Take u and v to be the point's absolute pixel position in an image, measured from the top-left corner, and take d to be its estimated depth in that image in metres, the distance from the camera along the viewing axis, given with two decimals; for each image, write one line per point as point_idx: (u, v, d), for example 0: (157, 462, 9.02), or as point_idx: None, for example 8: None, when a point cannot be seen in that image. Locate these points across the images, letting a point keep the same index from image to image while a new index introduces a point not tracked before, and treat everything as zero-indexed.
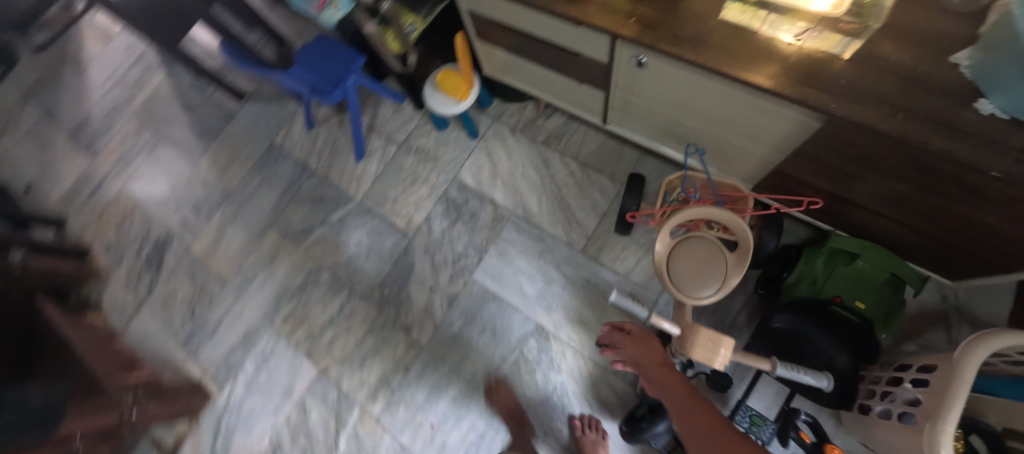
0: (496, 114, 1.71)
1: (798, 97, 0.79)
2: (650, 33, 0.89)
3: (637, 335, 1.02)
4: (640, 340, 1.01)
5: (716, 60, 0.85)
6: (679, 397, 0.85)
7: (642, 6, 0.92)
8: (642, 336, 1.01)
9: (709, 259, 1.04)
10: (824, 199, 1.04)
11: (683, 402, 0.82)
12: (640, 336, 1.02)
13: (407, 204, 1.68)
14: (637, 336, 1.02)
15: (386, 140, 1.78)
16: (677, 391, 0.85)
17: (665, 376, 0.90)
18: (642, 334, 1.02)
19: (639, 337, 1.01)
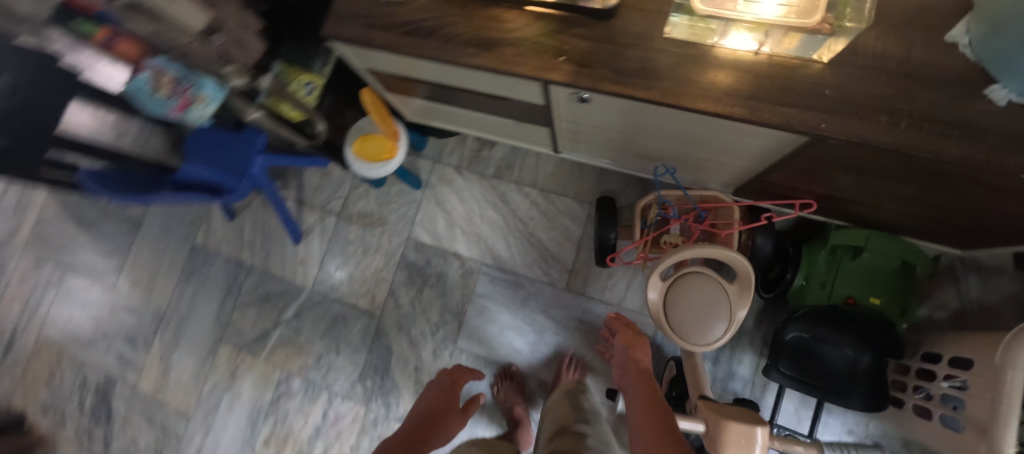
0: (435, 155, 1.52)
1: (781, 121, 0.65)
2: (588, 73, 0.73)
3: (629, 337, 1.08)
4: (632, 341, 1.08)
5: (673, 92, 0.69)
6: (639, 395, 0.85)
7: (571, 39, 0.75)
8: (632, 340, 1.07)
9: (710, 299, 0.92)
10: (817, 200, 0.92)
11: (641, 399, 0.82)
12: (631, 337, 1.08)
13: (365, 280, 1.50)
14: (630, 338, 1.08)
15: (322, 213, 1.58)
16: (639, 392, 0.85)
17: (638, 380, 0.91)
18: (636, 338, 1.09)
19: (630, 339, 1.07)
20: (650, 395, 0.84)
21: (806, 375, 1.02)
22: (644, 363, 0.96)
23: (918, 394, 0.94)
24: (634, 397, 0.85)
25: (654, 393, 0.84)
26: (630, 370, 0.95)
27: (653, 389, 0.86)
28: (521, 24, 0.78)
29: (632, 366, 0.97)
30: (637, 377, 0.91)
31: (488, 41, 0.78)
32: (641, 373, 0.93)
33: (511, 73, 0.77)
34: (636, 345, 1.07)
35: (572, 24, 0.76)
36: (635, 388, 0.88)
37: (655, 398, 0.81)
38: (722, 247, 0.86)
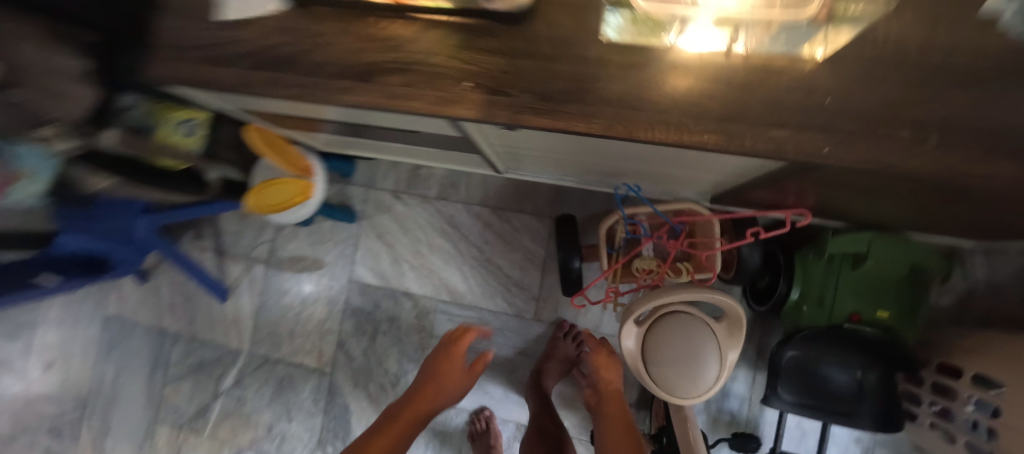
0: (367, 180, 1.30)
1: (770, 150, 0.47)
2: (507, 103, 0.53)
3: (604, 360, 0.94)
4: (605, 362, 0.94)
5: (623, 120, 0.50)
6: (608, 420, 0.87)
7: (478, 56, 0.54)
8: (604, 361, 0.93)
9: (696, 343, 0.77)
10: (810, 210, 0.76)
11: (611, 424, 0.85)
12: (604, 356, 0.95)
13: (309, 334, 1.32)
14: (602, 360, 0.94)
15: (248, 262, 1.36)
16: (608, 414, 0.87)
17: (608, 400, 0.90)
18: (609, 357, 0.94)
19: (604, 362, 0.94)
20: (621, 421, 0.85)
21: (810, 396, 0.90)
22: (614, 381, 0.93)
23: (933, 408, 0.84)
24: (603, 417, 0.88)
25: (624, 415, 0.87)
26: (598, 390, 0.93)
27: (621, 408, 0.88)
28: (410, 40, 0.56)
29: (601, 386, 0.93)
30: (606, 398, 0.91)
31: (366, 69, 0.57)
32: (610, 393, 0.91)
33: (405, 112, 0.56)
34: (604, 368, 0.93)
35: (478, 35, 0.54)
36: (607, 409, 0.88)
37: (626, 427, 0.83)
38: (699, 289, 0.71)
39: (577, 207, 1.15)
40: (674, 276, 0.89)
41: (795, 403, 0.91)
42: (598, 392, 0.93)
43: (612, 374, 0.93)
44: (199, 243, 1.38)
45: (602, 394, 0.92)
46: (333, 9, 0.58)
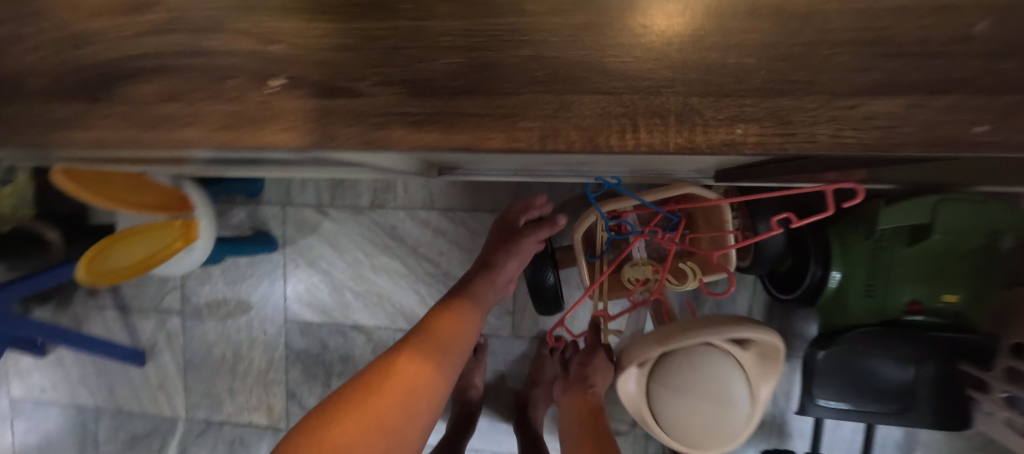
0: (280, 197, 1.03)
1: (863, 143, 0.24)
2: (351, 111, 0.28)
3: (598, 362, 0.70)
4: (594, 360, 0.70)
5: (575, 117, 0.26)
6: (577, 431, 0.66)
7: (282, 26, 0.28)
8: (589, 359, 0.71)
9: (719, 381, 0.56)
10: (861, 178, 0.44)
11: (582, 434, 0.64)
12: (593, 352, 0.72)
13: (251, 387, 1.10)
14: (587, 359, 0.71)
15: (162, 315, 1.12)
16: (581, 423, 0.67)
17: (581, 409, 0.69)
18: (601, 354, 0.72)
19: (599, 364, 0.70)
20: (593, 434, 0.65)
21: (853, 398, 0.73)
22: (600, 385, 0.70)
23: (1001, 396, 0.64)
24: (577, 424, 0.67)
25: (600, 427, 0.66)
26: (575, 391, 0.71)
27: (600, 422, 0.67)
28: (155, 9, 0.29)
29: (579, 389, 0.71)
30: (581, 405, 0.69)
31: (97, 78, 0.31)
32: (585, 399, 0.69)
33: (179, 150, 0.30)
34: (592, 372, 0.69)
35: None
36: (578, 418, 0.68)
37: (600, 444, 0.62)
38: (723, 329, 0.52)
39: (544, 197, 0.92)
40: (677, 283, 0.67)
41: (834, 409, 0.73)
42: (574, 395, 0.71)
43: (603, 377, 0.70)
44: (99, 301, 1.14)
45: (578, 397, 0.70)
46: None
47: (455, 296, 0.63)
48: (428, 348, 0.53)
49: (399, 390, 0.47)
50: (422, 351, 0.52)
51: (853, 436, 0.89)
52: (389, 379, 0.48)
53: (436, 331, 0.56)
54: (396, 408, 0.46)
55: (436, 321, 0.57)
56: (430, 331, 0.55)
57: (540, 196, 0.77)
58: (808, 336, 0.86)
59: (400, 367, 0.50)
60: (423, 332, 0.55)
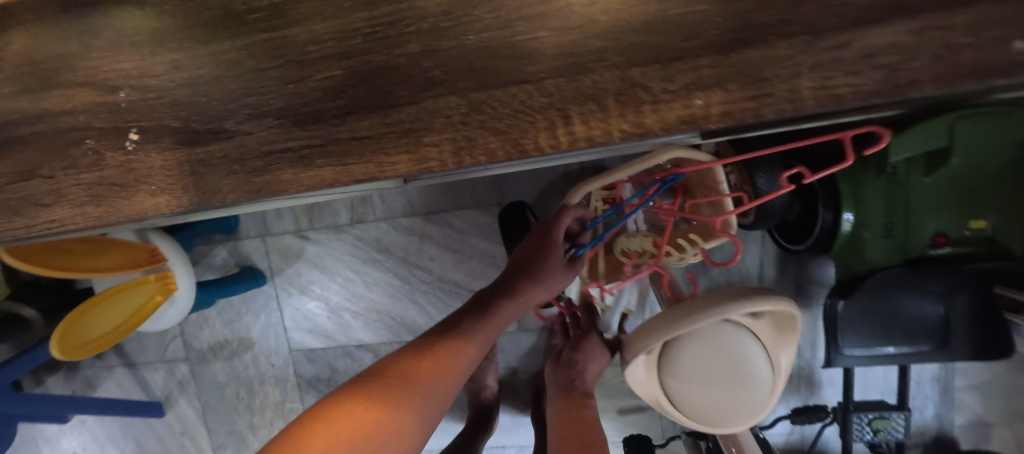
0: (258, 229, 0.99)
1: (860, 91, 0.18)
2: (226, 157, 0.22)
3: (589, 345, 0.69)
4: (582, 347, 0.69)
5: (491, 119, 0.20)
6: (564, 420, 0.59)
7: (123, 67, 0.23)
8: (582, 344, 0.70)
9: (734, 358, 0.52)
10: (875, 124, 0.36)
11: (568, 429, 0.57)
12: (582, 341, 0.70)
13: (269, 420, 1.10)
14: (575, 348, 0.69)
15: (168, 364, 1.11)
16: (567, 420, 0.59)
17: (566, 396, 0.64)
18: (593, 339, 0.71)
19: (592, 347, 0.69)
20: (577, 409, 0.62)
21: (884, 344, 0.67)
22: (589, 373, 0.68)
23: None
24: (566, 419, 0.59)
25: (589, 420, 0.59)
26: (561, 381, 0.67)
27: (590, 417, 0.60)
28: None
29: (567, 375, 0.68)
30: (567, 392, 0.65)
31: None
32: (571, 387, 0.66)
33: (53, 233, 0.26)
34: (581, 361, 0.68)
35: (104, 12, 0.22)
36: (565, 411, 0.61)
37: (585, 435, 0.55)
38: (732, 306, 0.47)
39: (527, 184, 0.87)
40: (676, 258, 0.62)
41: (866, 358, 0.67)
42: (560, 384, 0.68)
43: (591, 366, 0.69)
44: (106, 361, 1.13)
45: (564, 385, 0.67)
46: None
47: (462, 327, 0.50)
48: (400, 383, 0.42)
49: (345, 435, 0.36)
50: (390, 389, 0.41)
51: (887, 376, 0.85)
52: (337, 419, 0.37)
53: (420, 361, 0.44)
54: None
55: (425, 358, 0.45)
56: (411, 363, 0.44)
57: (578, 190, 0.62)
58: (827, 280, 0.82)
59: (345, 414, 0.38)
60: (401, 362, 0.44)
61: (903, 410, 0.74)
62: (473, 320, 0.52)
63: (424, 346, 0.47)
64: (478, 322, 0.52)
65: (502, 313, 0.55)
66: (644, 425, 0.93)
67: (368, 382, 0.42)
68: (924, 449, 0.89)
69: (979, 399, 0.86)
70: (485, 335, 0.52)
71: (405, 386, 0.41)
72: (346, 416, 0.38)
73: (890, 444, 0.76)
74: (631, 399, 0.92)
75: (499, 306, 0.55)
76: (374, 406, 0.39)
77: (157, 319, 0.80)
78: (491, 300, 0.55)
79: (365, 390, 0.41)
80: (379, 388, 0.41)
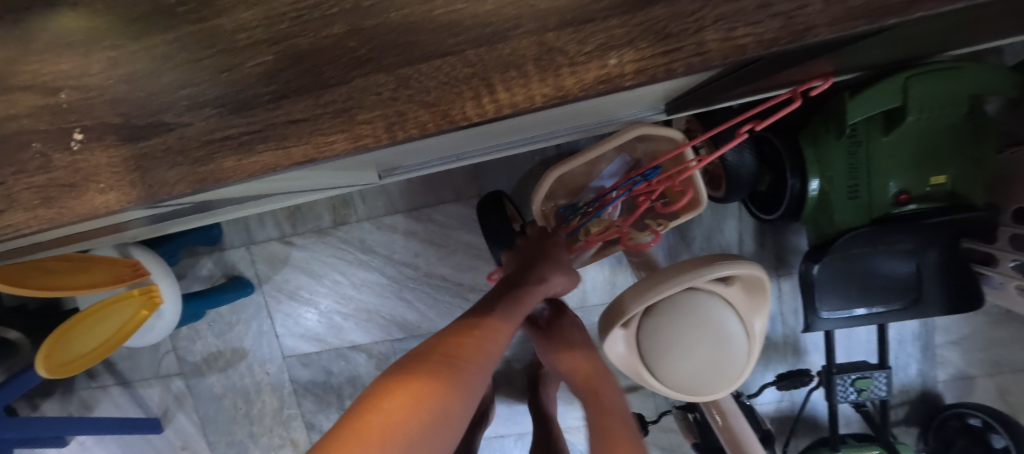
0: (243, 238, 0.99)
1: (761, 40, 0.19)
2: (169, 149, 0.23)
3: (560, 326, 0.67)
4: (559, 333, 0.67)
5: (419, 93, 0.21)
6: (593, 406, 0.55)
7: (63, 69, 0.23)
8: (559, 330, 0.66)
9: (710, 323, 0.54)
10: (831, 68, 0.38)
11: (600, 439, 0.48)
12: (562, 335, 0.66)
13: (269, 428, 1.10)
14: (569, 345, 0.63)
15: (164, 380, 1.11)
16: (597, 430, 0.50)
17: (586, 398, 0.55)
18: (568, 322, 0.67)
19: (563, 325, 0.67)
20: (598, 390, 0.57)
21: (862, 305, 0.68)
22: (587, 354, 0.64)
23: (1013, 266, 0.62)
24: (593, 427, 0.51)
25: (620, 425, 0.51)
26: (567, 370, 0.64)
27: (619, 419, 0.52)
28: None
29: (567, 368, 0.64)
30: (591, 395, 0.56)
31: None
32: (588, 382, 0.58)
33: (10, 237, 0.26)
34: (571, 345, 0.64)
35: (40, 16, 0.23)
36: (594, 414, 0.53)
37: (627, 449, 0.46)
38: (700, 269, 0.49)
39: (505, 174, 0.88)
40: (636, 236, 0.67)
41: (844, 320, 0.68)
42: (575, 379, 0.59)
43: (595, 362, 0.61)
44: (101, 381, 1.13)
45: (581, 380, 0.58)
46: None
47: (496, 313, 0.50)
48: (448, 362, 0.40)
49: (404, 413, 0.33)
50: (440, 367, 0.39)
51: (870, 337, 0.87)
52: (398, 396, 0.34)
53: (461, 341, 0.43)
54: (388, 443, 0.31)
55: (467, 341, 0.43)
56: (452, 344, 0.43)
57: (557, 170, 0.63)
58: (804, 249, 0.83)
59: (399, 394, 0.35)
60: (441, 345, 0.42)
61: (885, 368, 0.76)
62: (506, 304, 0.52)
63: (459, 331, 0.45)
64: (511, 307, 0.52)
65: (531, 297, 0.55)
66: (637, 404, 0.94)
67: (408, 365, 0.39)
68: (910, 407, 0.92)
69: (960, 354, 0.88)
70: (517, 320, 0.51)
71: (455, 367, 0.39)
72: (400, 396, 0.34)
73: (875, 401, 0.78)
74: (624, 379, 0.94)
75: (531, 290, 0.56)
76: (428, 385, 0.36)
77: (148, 334, 0.80)
78: (520, 284, 0.56)
79: (413, 370, 0.38)
80: (430, 369, 0.38)
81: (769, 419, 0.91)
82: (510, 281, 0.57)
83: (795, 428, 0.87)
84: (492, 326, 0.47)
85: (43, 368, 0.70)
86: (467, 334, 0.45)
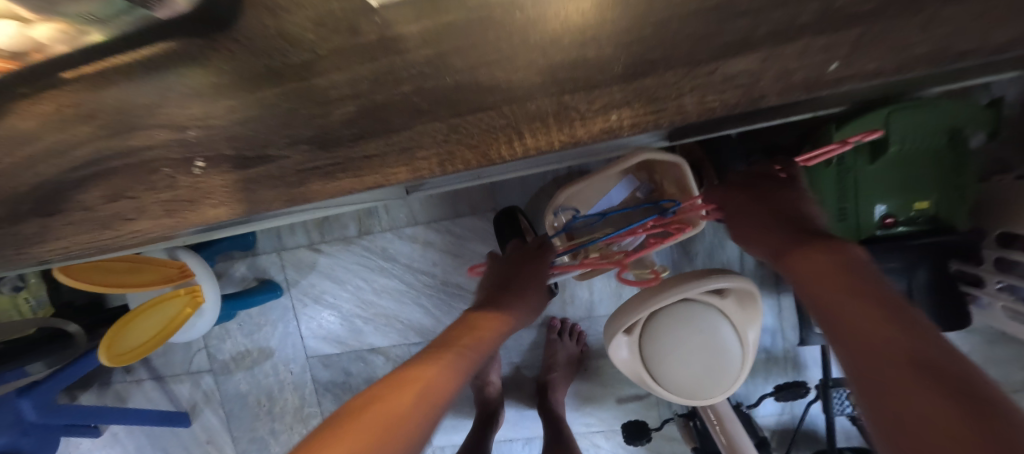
0: (274, 244, 1.07)
1: (727, 104, 0.25)
2: (270, 175, 0.30)
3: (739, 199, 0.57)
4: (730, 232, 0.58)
5: (465, 137, 0.28)
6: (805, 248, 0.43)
7: (192, 112, 0.30)
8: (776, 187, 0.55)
9: (705, 332, 0.59)
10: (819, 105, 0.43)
11: (859, 340, 0.31)
12: (747, 209, 0.54)
13: (290, 426, 1.16)
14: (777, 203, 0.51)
15: (194, 376, 1.18)
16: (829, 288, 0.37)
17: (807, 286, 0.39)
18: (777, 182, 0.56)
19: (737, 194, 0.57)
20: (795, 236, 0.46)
21: None
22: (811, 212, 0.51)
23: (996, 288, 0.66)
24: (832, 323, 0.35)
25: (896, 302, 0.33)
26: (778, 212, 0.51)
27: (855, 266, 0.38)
28: (82, 120, 0.32)
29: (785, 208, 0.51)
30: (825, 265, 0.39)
31: (50, 190, 0.34)
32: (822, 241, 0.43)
33: (135, 240, 0.33)
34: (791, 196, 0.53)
35: (177, 72, 0.30)
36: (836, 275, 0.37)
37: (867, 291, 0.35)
38: (691, 282, 0.54)
39: (519, 190, 0.94)
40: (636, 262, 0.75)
41: None
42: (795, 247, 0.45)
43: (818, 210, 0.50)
44: (135, 376, 1.20)
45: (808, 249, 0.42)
46: None
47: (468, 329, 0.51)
48: (396, 406, 0.37)
49: None
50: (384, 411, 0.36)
51: None
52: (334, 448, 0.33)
53: (413, 379, 0.41)
54: None
55: (421, 377, 0.41)
56: (403, 383, 0.40)
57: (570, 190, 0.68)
58: None
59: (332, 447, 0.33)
60: (391, 384, 0.40)
61: None
62: (483, 318, 0.55)
63: (417, 366, 0.43)
64: (485, 318, 0.54)
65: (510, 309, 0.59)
66: (643, 412, 0.98)
67: (351, 412, 0.37)
68: None
69: None
70: (493, 328, 0.54)
71: (409, 389, 0.39)
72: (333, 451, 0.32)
73: None
74: (629, 388, 0.98)
75: (510, 301, 0.60)
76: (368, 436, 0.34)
77: (190, 330, 0.88)
78: (504, 294, 0.60)
79: (360, 411, 0.36)
80: (378, 409, 0.37)
81: (768, 431, 0.95)
82: (491, 294, 0.61)
83: (793, 440, 0.90)
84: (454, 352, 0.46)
85: (104, 357, 0.77)
86: (424, 368, 0.43)
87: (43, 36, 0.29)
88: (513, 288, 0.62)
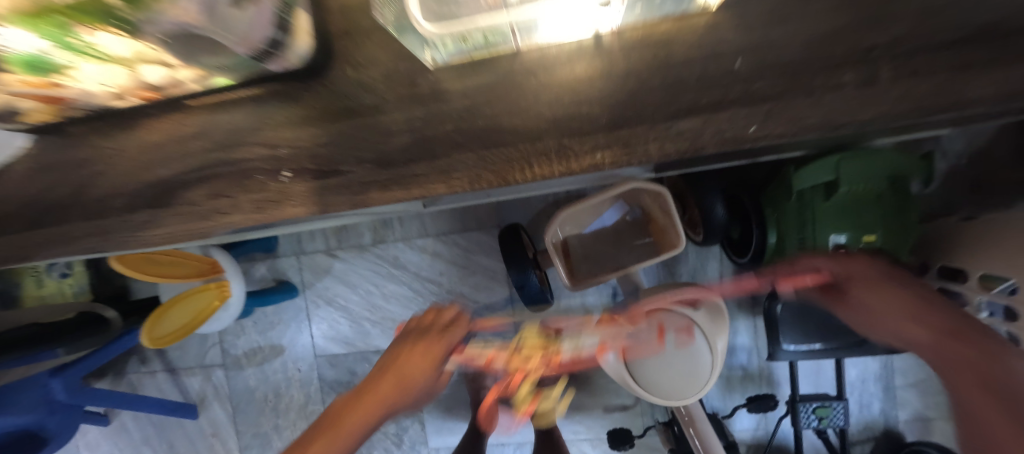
0: (294, 248, 1.16)
1: (680, 150, 0.35)
2: (340, 185, 0.40)
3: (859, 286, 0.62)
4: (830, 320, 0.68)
5: (490, 164, 0.37)
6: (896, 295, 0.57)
7: (285, 135, 0.40)
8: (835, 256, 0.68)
9: (679, 339, 0.68)
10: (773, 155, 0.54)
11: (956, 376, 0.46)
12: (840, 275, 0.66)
13: (293, 424, 1.22)
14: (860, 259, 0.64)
15: (206, 370, 1.25)
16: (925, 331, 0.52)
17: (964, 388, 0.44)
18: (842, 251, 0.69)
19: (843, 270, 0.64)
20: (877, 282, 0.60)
21: (818, 339, 0.81)
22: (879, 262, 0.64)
23: None
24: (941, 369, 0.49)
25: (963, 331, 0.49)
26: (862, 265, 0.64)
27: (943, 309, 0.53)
28: (200, 136, 0.42)
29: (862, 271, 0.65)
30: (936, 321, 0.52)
31: (162, 188, 0.43)
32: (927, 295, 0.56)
33: (227, 230, 0.43)
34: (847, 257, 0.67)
35: (277, 105, 0.40)
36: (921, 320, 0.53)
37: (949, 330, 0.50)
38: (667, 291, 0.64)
39: (522, 210, 1.04)
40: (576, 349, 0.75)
41: (803, 350, 0.81)
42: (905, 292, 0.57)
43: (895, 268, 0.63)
44: (150, 367, 1.27)
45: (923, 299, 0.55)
46: (83, 125, 0.44)
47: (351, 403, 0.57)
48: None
49: None
50: None
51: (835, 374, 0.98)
52: None
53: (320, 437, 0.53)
54: None
55: (326, 437, 0.53)
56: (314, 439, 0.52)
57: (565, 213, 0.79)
58: None
59: None
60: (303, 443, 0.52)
61: (842, 400, 0.88)
62: (358, 395, 0.59)
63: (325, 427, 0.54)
64: (358, 398, 0.58)
65: (381, 393, 0.59)
66: (628, 421, 1.05)
67: None
68: (874, 443, 1.01)
69: (918, 396, 0.98)
70: (362, 413, 0.57)
71: None
72: None
73: (834, 430, 0.89)
74: (616, 398, 1.05)
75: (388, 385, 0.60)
76: None
77: (216, 322, 0.96)
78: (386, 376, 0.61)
79: None
80: None
81: (744, 444, 1.02)
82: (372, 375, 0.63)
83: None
84: (350, 417, 0.55)
85: (146, 339, 0.87)
86: (325, 433, 0.53)
87: (184, 77, 0.39)
88: (395, 366, 0.62)
